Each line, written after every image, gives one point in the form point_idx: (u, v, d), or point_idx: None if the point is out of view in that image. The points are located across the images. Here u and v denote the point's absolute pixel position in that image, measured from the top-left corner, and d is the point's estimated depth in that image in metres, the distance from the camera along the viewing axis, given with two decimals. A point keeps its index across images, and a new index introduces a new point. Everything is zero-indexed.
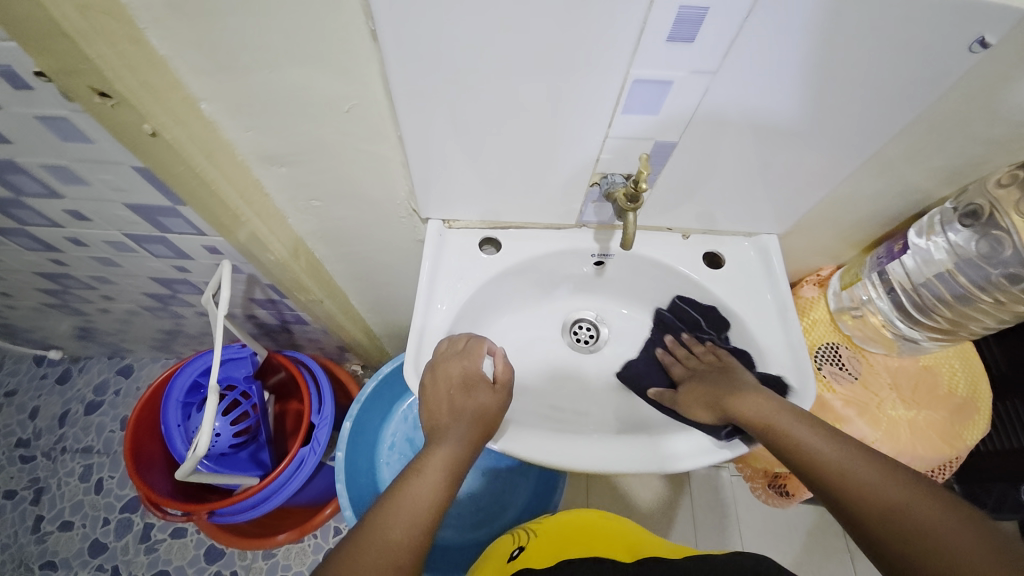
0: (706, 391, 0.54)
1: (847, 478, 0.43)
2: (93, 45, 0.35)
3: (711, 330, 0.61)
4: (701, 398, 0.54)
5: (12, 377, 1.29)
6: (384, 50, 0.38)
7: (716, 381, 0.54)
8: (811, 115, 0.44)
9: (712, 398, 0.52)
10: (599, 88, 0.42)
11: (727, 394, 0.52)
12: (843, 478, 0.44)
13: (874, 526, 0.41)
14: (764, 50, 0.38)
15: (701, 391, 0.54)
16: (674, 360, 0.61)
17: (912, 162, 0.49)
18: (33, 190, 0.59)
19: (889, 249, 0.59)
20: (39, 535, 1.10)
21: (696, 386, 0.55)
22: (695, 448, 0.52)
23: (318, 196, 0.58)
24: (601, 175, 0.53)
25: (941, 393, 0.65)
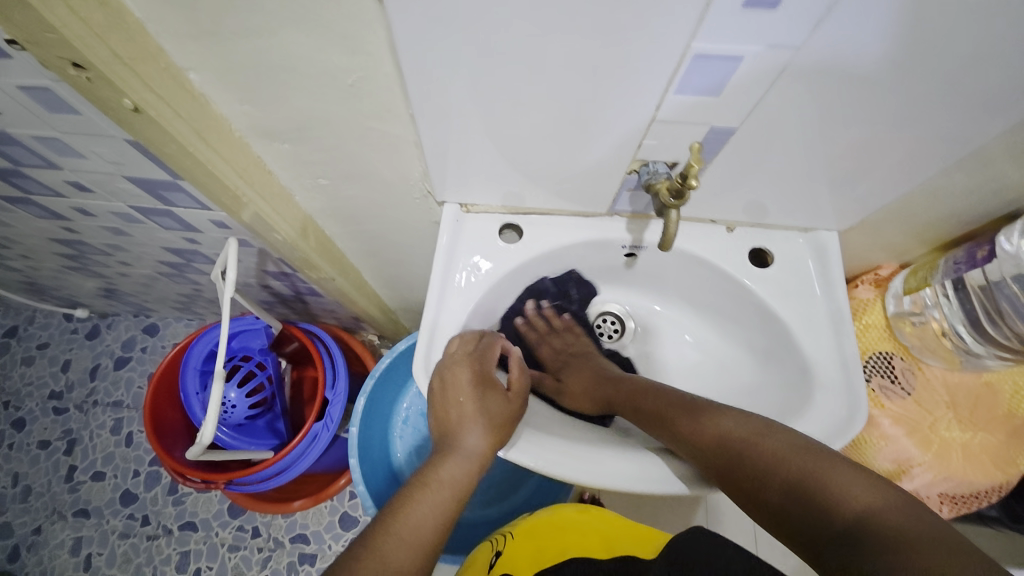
0: (591, 385, 0.57)
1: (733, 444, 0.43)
2: (54, 11, 0.30)
3: (574, 302, 0.62)
4: (584, 389, 0.57)
5: (44, 331, 1.32)
6: (392, 17, 0.32)
7: (596, 375, 0.58)
8: (902, 96, 0.36)
9: (597, 392, 0.56)
10: (646, 65, 0.35)
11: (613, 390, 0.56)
12: (730, 446, 0.42)
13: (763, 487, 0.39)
14: (857, 20, 0.31)
15: (588, 386, 0.57)
16: (539, 338, 0.61)
17: (1017, 156, 0.41)
18: (31, 161, 0.56)
19: (969, 255, 0.51)
20: (73, 483, 1.16)
21: (575, 378, 0.58)
22: None
23: (326, 174, 0.53)
24: (641, 163, 0.47)
25: (1000, 413, 0.60)
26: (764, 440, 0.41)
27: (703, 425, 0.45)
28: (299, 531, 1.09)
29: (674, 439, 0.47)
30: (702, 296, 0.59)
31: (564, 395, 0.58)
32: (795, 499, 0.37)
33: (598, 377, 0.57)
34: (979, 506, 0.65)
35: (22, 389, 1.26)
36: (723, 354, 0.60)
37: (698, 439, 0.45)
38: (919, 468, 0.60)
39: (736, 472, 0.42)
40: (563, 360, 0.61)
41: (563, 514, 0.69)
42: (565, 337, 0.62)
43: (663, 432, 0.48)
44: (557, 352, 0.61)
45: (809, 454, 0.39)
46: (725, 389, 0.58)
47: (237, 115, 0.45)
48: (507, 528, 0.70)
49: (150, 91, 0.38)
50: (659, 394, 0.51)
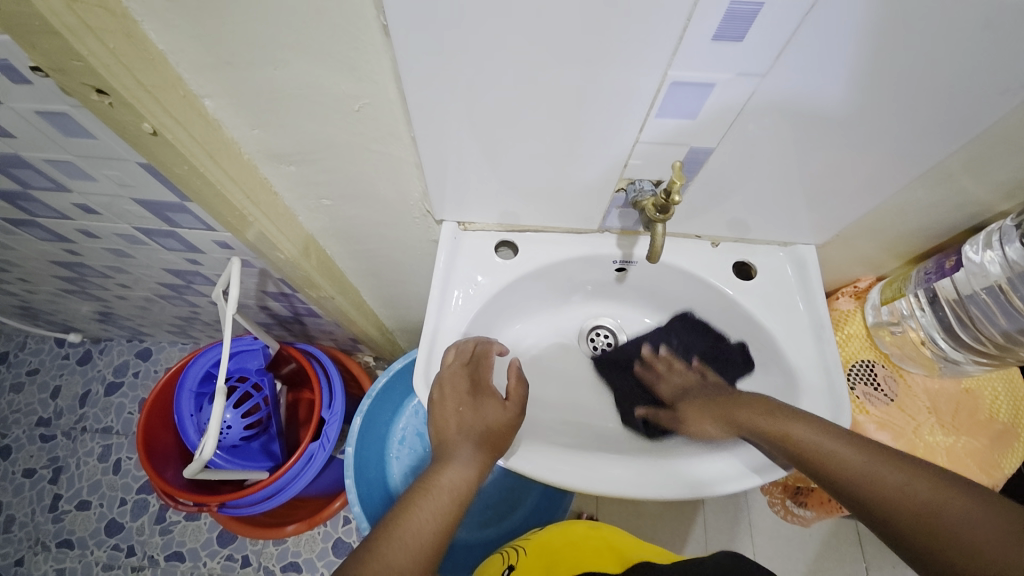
0: (711, 406, 0.52)
1: (859, 479, 0.41)
2: (84, 42, 0.33)
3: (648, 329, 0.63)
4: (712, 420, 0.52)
5: (36, 356, 1.31)
6: (398, 48, 0.35)
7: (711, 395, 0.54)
8: (864, 116, 0.40)
9: (713, 412, 0.52)
10: (630, 88, 0.38)
11: (726, 404, 0.52)
12: (861, 479, 0.41)
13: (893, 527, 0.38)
14: (819, 49, 0.34)
15: (702, 406, 0.53)
16: (658, 378, 0.59)
17: (975, 173, 0.45)
18: (40, 183, 0.58)
19: (939, 265, 0.54)
20: (57, 514, 1.13)
21: (692, 403, 0.54)
22: (734, 471, 0.49)
23: (328, 195, 0.56)
24: (628, 181, 0.49)
25: (982, 418, 0.62)
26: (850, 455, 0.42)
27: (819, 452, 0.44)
28: (290, 559, 1.07)
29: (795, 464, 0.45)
30: (693, 309, 0.61)
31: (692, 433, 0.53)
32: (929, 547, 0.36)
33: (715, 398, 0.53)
34: None
35: (9, 416, 1.24)
36: None
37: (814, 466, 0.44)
38: None
39: (861, 507, 0.41)
40: (679, 391, 0.56)
41: (575, 530, 0.69)
42: (683, 371, 0.58)
43: (784, 454, 0.46)
44: (675, 389, 0.57)
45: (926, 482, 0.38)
46: None
47: (246, 139, 0.48)
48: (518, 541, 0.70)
49: (167, 115, 0.40)
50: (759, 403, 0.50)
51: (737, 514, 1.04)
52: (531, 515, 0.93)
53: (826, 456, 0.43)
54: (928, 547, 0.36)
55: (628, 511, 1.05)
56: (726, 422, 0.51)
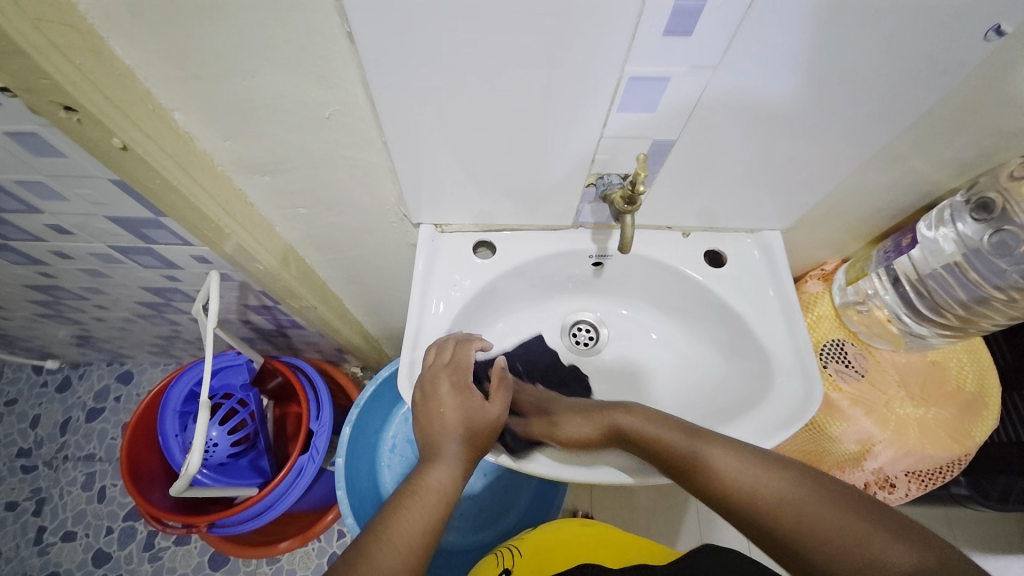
0: (579, 408, 0.55)
1: (785, 518, 0.39)
2: (50, 59, 0.33)
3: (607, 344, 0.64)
4: (579, 419, 0.54)
5: (12, 386, 1.28)
6: (363, 53, 0.36)
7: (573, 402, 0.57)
8: (812, 103, 0.41)
9: (591, 420, 0.53)
10: (591, 85, 0.39)
11: (601, 410, 0.53)
12: (783, 510, 0.40)
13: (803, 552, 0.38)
14: (764, 41, 0.36)
15: (572, 411, 0.55)
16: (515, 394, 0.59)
17: (923, 153, 0.47)
18: (11, 206, 0.57)
19: (896, 244, 0.56)
20: (42, 546, 1.10)
21: (564, 411, 0.55)
22: None
23: (305, 203, 0.56)
24: (597, 176, 0.51)
25: (950, 389, 0.64)
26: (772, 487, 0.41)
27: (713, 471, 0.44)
28: None
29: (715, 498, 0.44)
30: (669, 298, 0.63)
31: (560, 434, 0.53)
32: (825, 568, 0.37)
33: (580, 407, 0.55)
34: (947, 480, 0.68)
35: None
36: (691, 352, 0.63)
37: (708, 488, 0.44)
38: (881, 445, 0.63)
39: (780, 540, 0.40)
40: (541, 404, 0.58)
41: (567, 529, 0.70)
42: (534, 390, 0.60)
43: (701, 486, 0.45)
44: (535, 399, 0.59)
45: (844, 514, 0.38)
46: (694, 385, 0.61)
47: (220, 151, 0.48)
48: (512, 541, 0.71)
49: (136, 129, 0.40)
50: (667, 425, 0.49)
51: None
52: (526, 514, 0.94)
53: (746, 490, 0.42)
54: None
55: (622, 506, 1.06)
56: (604, 428, 0.52)
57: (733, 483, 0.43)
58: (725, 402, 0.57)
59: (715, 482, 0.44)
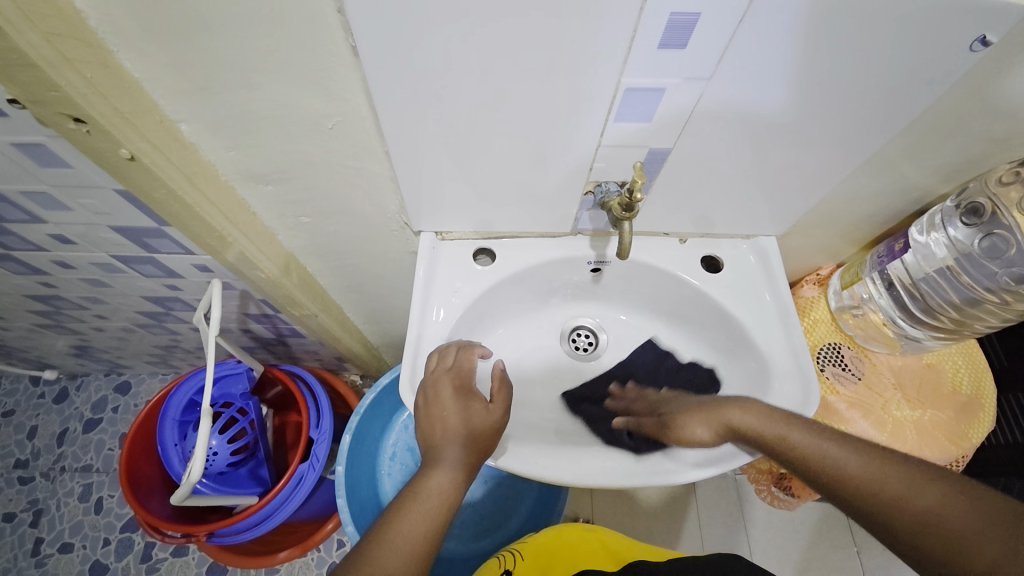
0: (693, 408, 0.52)
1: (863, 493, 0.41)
2: (61, 73, 0.34)
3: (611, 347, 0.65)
4: (696, 420, 0.51)
5: (9, 397, 1.27)
6: (366, 65, 0.37)
7: (690, 401, 0.54)
8: (804, 112, 0.42)
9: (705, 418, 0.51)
10: (588, 96, 0.40)
11: (714, 407, 0.51)
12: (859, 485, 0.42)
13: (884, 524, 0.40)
14: (755, 53, 0.37)
15: (689, 411, 0.52)
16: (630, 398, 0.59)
17: (913, 160, 0.48)
18: (15, 216, 0.57)
19: (888, 249, 0.58)
20: (39, 558, 1.09)
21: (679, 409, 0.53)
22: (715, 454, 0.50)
23: (307, 212, 0.57)
24: (595, 184, 0.52)
25: (946, 391, 0.64)
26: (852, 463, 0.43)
27: (839, 473, 0.43)
28: None
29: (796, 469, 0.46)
30: (667, 303, 0.63)
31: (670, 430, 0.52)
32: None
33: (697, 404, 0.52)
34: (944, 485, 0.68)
35: None
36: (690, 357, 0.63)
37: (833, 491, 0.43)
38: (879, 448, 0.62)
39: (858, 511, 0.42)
40: (657, 404, 0.56)
41: (569, 532, 0.71)
42: (653, 393, 0.58)
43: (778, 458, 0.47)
44: (650, 402, 0.57)
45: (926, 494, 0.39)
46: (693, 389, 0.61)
47: (224, 161, 0.49)
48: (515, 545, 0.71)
49: (143, 140, 0.41)
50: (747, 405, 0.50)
51: (730, 508, 1.07)
52: (528, 520, 0.94)
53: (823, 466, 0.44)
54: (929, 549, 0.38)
55: (623, 512, 1.06)
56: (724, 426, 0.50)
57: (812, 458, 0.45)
58: None
59: (829, 476, 0.43)
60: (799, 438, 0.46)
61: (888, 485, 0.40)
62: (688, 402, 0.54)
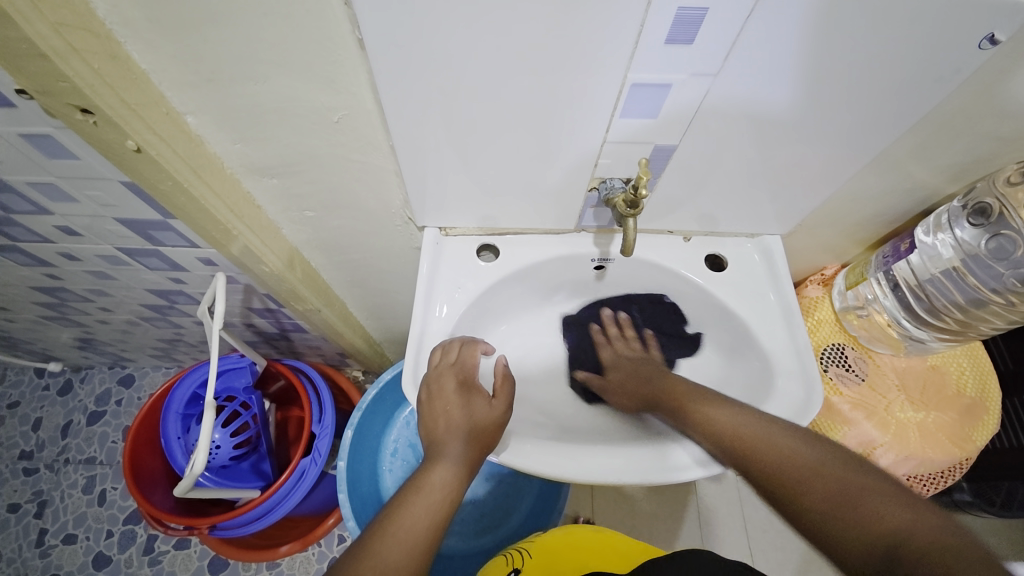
0: (636, 380, 0.58)
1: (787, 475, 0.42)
2: (69, 63, 0.34)
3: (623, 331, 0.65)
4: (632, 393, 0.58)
5: (15, 389, 1.28)
6: (372, 58, 0.37)
7: (639, 370, 0.59)
8: (810, 109, 0.42)
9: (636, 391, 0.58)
10: (593, 92, 0.40)
11: (650, 386, 0.57)
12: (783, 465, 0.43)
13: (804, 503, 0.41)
14: (763, 49, 0.37)
15: (629, 382, 0.59)
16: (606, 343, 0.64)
17: (920, 159, 0.48)
18: (21, 207, 0.58)
19: (894, 249, 0.57)
20: (43, 548, 1.10)
21: (622, 376, 0.60)
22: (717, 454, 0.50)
23: (312, 206, 0.57)
24: (600, 180, 0.52)
25: (950, 393, 0.64)
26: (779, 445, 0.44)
27: (765, 441, 0.45)
28: None
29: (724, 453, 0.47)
30: (670, 302, 0.63)
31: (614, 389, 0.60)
32: (851, 538, 0.37)
33: (642, 377, 0.58)
34: (947, 485, 0.68)
35: None
36: (693, 355, 0.63)
37: (751, 457, 0.45)
38: (882, 449, 0.62)
39: (781, 491, 0.42)
40: (620, 361, 0.62)
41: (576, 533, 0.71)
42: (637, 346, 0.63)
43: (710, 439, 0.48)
44: (615, 360, 0.62)
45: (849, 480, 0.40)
46: None
47: (230, 154, 0.49)
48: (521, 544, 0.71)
49: (150, 132, 0.41)
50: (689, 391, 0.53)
51: (731, 508, 1.07)
52: (528, 518, 0.94)
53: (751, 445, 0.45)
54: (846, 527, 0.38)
55: (623, 512, 1.06)
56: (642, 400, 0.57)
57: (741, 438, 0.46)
58: None
59: (756, 457, 0.45)
60: (737, 418, 0.48)
61: (812, 467, 0.42)
62: (642, 369, 0.59)
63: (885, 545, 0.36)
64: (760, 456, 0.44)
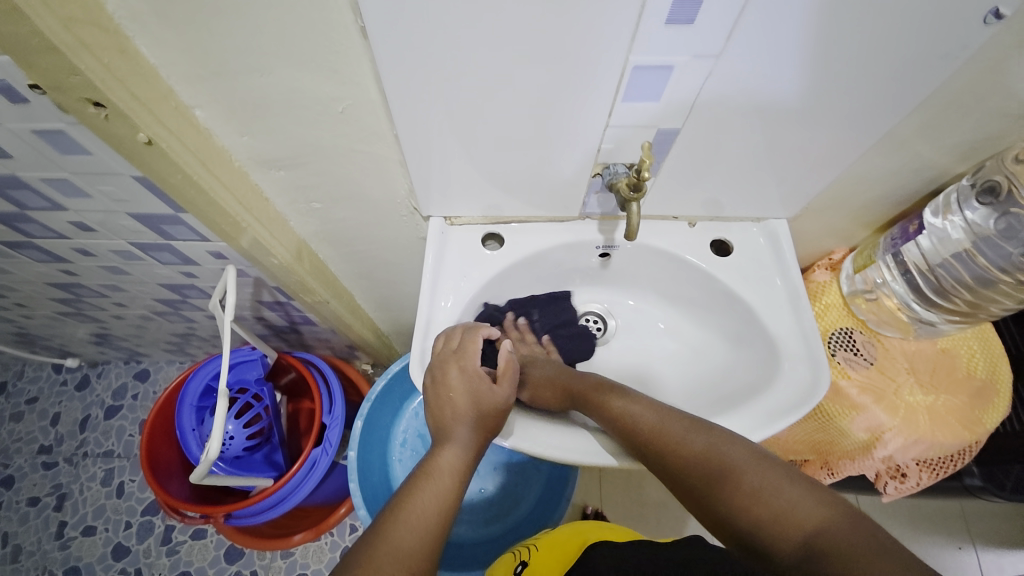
0: (550, 373, 0.58)
1: (704, 468, 0.42)
2: (80, 58, 0.35)
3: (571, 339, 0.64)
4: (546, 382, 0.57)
5: (34, 384, 1.31)
6: (375, 46, 0.37)
7: (547, 364, 0.59)
8: (814, 89, 0.42)
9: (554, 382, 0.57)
10: (594, 77, 0.40)
11: (564, 376, 0.57)
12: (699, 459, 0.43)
13: (720, 501, 0.40)
14: (766, 28, 0.36)
15: (543, 375, 0.58)
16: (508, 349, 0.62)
17: (927, 138, 0.47)
18: (36, 204, 0.59)
19: (903, 231, 0.56)
20: (64, 540, 1.13)
21: (534, 371, 0.59)
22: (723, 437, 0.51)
23: (319, 198, 0.58)
24: (603, 166, 0.52)
25: (960, 376, 0.63)
26: (700, 440, 0.44)
27: (681, 438, 0.45)
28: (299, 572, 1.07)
29: (643, 450, 0.47)
30: (675, 287, 0.63)
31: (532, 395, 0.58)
32: (760, 535, 0.37)
33: (555, 368, 0.58)
34: (958, 469, 0.68)
35: (10, 445, 1.24)
36: (699, 342, 0.63)
37: (667, 454, 0.45)
38: (890, 434, 0.62)
39: (698, 487, 0.42)
40: (527, 359, 0.61)
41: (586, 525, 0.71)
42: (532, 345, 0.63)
43: (631, 436, 0.48)
44: (523, 356, 0.61)
45: (765, 471, 0.40)
46: (701, 374, 0.61)
47: (237, 147, 0.50)
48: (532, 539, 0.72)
49: (160, 125, 0.42)
50: (612, 389, 0.52)
51: None
52: (537, 506, 0.95)
53: (669, 441, 0.45)
54: (759, 524, 0.37)
55: (631, 500, 1.07)
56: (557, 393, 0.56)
57: (658, 432, 0.46)
58: (733, 387, 0.57)
59: (675, 452, 0.44)
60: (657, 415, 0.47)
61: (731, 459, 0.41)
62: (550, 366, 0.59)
63: (796, 538, 0.35)
64: (679, 453, 0.44)
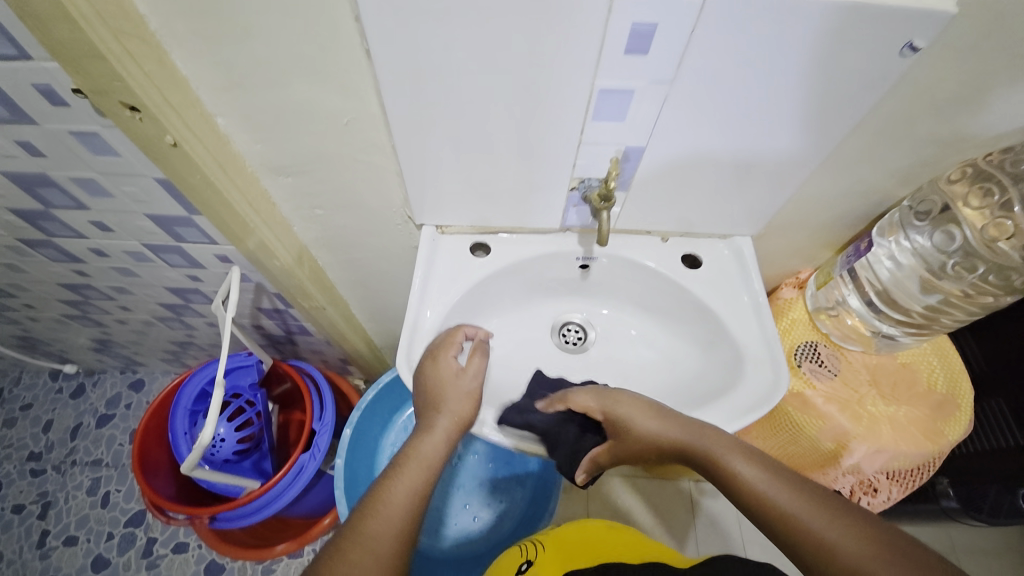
0: (646, 429, 0.53)
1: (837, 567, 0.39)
2: (124, 66, 0.41)
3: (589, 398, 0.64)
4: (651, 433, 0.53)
5: (29, 391, 1.33)
6: (376, 63, 0.43)
7: (636, 414, 0.55)
8: (759, 111, 0.47)
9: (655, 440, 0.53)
10: (568, 98, 0.46)
11: (666, 429, 0.52)
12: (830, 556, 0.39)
13: None
14: (711, 58, 0.42)
15: (638, 432, 0.54)
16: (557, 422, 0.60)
17: (869, 161, 0.53)
18: (62, 203, 0.64)
19: (856, 248, 0.62)
20: (43, 550, 1.12)
21: (628, 431, 0.55)
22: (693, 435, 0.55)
23: (322, 205, 0.63)
24: (579, 180, 0.57)
25: (921, 389, 0.67)
26: (834, 535, 0.40)
27: (809, 527, 0.41)
28: None
29: (766, 527, 0.44)
30: (651, 299, 0.68)
31: (627, 451, 0.55)
32: None
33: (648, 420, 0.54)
34: (925, 480, 0.70)
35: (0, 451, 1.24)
36: (673, 350, 0.67)
37: (796, 539, 0.42)
38: (855, 443, 0.63)
39: None
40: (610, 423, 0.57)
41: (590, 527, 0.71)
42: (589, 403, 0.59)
43: (754, 508, 0.45)
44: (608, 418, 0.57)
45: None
46: (674, 379, 0.64)
47: (251, 153, 0.55)
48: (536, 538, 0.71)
49: (187, 129, 0.48)
50: (737, 449, 0.48)
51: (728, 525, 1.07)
52: (520, 523, 0.95)
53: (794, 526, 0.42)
54: None
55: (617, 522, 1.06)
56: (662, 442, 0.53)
57: (782, 513, 0.43)
58: (702, 389, 0.60)
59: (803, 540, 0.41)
60: (782, 492, 0.44)
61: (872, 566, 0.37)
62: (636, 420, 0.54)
63: None
64: (810, 544, 0.40)
